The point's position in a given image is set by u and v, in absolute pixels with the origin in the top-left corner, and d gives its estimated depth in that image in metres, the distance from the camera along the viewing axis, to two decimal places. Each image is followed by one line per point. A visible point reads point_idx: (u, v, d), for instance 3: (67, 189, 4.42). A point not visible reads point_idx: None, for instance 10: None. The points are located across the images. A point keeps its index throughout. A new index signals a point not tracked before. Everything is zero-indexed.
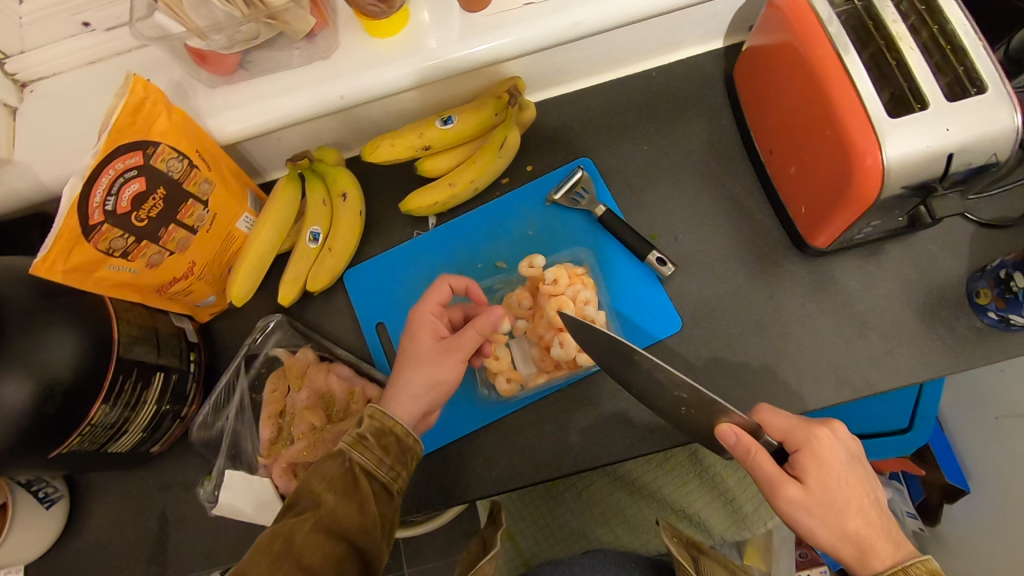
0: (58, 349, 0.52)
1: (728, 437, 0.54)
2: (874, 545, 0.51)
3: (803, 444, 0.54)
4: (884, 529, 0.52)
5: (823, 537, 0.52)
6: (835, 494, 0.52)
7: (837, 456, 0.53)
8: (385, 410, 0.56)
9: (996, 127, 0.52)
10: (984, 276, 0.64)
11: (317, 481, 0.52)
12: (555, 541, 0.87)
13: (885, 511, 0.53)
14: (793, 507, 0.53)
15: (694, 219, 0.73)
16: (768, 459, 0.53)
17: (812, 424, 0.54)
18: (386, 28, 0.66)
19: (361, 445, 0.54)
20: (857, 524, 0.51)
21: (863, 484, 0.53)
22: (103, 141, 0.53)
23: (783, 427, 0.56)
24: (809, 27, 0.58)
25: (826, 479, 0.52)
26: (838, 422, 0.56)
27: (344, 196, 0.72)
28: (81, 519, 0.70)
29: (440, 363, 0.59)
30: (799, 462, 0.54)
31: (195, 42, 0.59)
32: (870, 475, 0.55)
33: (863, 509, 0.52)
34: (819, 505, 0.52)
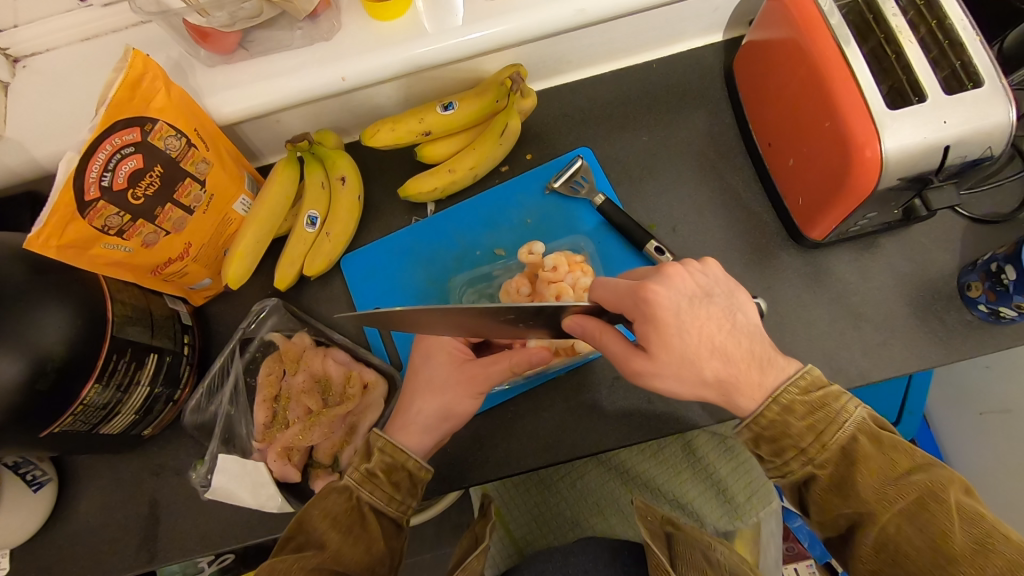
0: (51, 326, 0.51)
1: (575, 329, 0.56)
2: (737, 383, 0.50)
3: (634, 310, 0.50)
4: (744, 362, 0.50)
5: (687, 390, 0.52)
6: (680, 352, 0.49)
7: (669, 310, 0.49)
8: (398, 445, 0.56)
9: (991, 121, 0.53)
10: (976, 270, 0.65)
11: (320, 517, 0.52)
12: (549, 530, 0.87)
13: (743, 337, 0.51)
14: (648, 373, 0.52)
15: (692, 210, 0.74)
16: (613, 339, 0.53)
17: (639, 287, 0.49)
18: (393, 8, 0.65)
19: (370, 482, 0.55)
20: (713, 369, 0.50)
21: (706, 325, 0.49)
22: (101, 116, 0.52)
23: (613, 298, 0.52)
24: (810, 18, 0.59)
25: (666, 337, 0.49)
26: (667, 270, 0.50)
27: (343, 178, 0.72)
28: (69, 503, 0.69)
29: (456, 394, 0.61)
30: (638, 329, 0.51)
31: (195, 18, 0.58)
32: (724, 306, 0.51)
33: (714, 351, 0.49)
34: (671, 367, 0.51)
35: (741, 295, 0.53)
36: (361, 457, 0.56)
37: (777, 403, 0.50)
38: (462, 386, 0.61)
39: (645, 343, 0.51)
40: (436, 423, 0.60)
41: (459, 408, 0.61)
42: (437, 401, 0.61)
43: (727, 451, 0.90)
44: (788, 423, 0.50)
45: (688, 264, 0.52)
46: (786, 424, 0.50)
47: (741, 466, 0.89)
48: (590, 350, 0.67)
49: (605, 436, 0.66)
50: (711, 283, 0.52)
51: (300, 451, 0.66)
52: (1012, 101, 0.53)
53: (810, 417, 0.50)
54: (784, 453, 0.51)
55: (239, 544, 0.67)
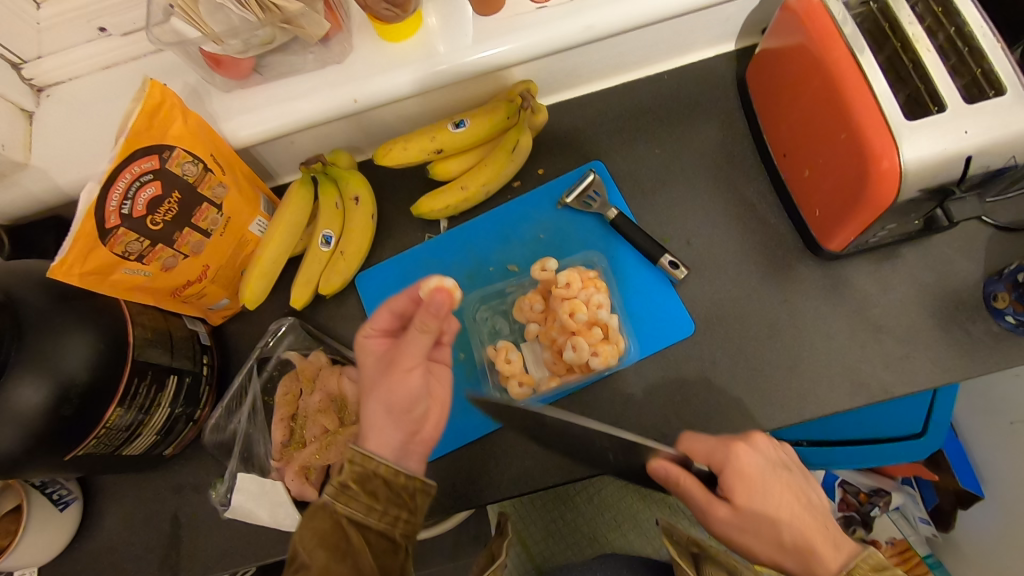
0: (75, 351, 0.52)
1: (659, 470, 0.54)
2: (816, 551, 0.52)
3: (724, 463, 0.55)
4: (820, 530, 0.53)
5: (760, 551, 0.54)
6: (765, 508, 0.53)
7: (758, 469, 0.54)
8: (368, 453, 0.53)
9: (1015, 129, 0.52)
10: (1002, 280, 0.63)
11: (305, 538, 0.50)
12: (566, 546, 0.87)
13: (819, 513, 0.55)
14: (726, 527, 0.54)
15: (706, 223, 0.73)
16: (694, 486, 0.55)
17: (728, 443, 0.56)
18: (402, 29, 0.65)
19: (346, 495, 0.53)
20: (795, 530, 0.53)
21: (787, 488, 0.55)
22: (120, 146, 0.53)
23: (703, 449, 0.57)
24: (824, 29, 0.58)
25: (751, 492, 0.54)
26: (755, 435, 0.57)
27: (355, 199, 0.72)
28: (94, 521, 0.70)
29: (388, 387, 0.56)
30: (724, 482, 0.54)
31: (211, 47, 0.59)
32: (796, 479, 0.57)
33: (795, 514, 0.54)
34: (751, 520, 0.54)
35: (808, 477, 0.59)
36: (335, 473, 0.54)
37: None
38: (392, 376, 0.57)
39: (730, 494, 0.54)
40: (389, 423, 0.56)
41: (400, 394, 0.56)
42: (376, 403, 0.56)
43: None
44: None
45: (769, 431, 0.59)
46: None
47: None
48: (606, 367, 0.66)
49: None
50: (787, 457, 0.58)
51: (318, 470, 0.66)
52: None
53: None
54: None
55: (259, 562, 0.68)
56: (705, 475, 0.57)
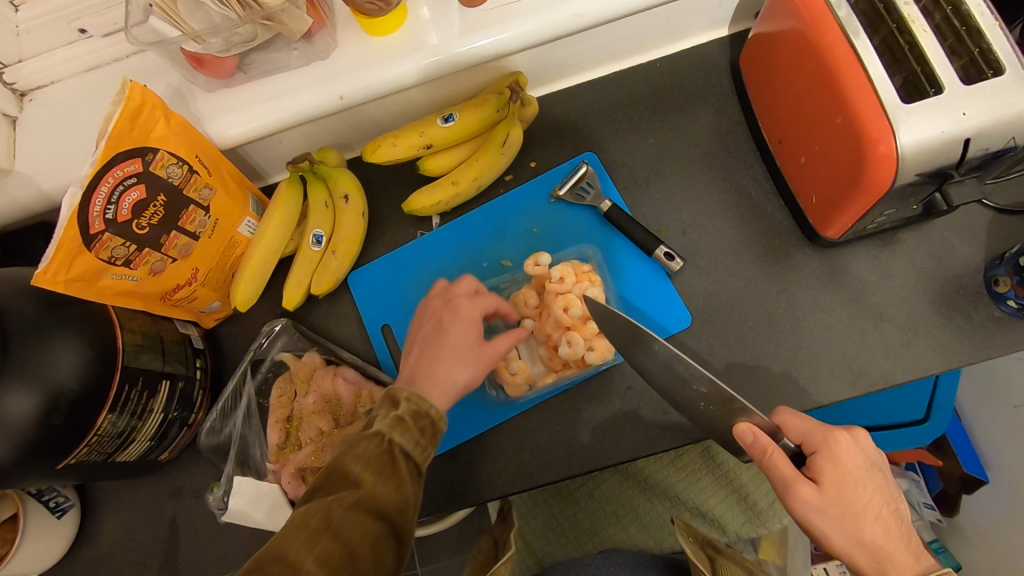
0: (63, 360, 0.52)
1: (745, 436, 0.54)
2: (893, 555, 0.49)
3: (820, 446, 0.53)
4: (901, 538, 0.50)
5: (836, 543, 0.51)
6: (852, 500, 0.51)
7: (855, 461, 0.52)
8: (422, 395, 0.54)
9: (1014, 110, 0.50)
10: (1004, 263, 0.62)
11: (353, 460, 0.49)
12: (567, 541, 0.87)
13: (905, 524, 0.52)
14: (807, 510, 0.51)
15: (702, 212, 0.72)
16: (784, 460, 0.52)
17: (832, 428, 0.53)
18: (388, 23, 0.64)
19: (400, 426, 0.52)
20: (874, 532, 0.50)
21: (880, 490, 0.52)
22: (102, 150, 0.52)
23: (801, 429, 0.55)
24: (818, 12, 0.56)
25: (842, 482, 0.51)
26: (857, 429, 0.55)
27: (346, 197, 0.71)
28: (92, 527, 0.70)
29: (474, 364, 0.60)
30: (815, 465, 0.53)
31: (192, 46, 0.58)
32: (890, 486, 0.53)
33: (881, 516, 0.51)
34: (834, 508, 0.51)
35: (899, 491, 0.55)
36: (388, 405, 0.53)
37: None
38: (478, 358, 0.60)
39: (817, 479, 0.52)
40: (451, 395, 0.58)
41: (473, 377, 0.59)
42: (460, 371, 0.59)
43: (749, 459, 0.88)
44: None
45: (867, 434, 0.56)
46: None
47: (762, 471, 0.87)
48: (600, 361, 0.65)
49: (620, 447, 0.65)
50: (884, 462, 0.55)
51: (314, 472, 0.66)
52: None
53: None
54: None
55: None
56: (791, 456, 0.56)
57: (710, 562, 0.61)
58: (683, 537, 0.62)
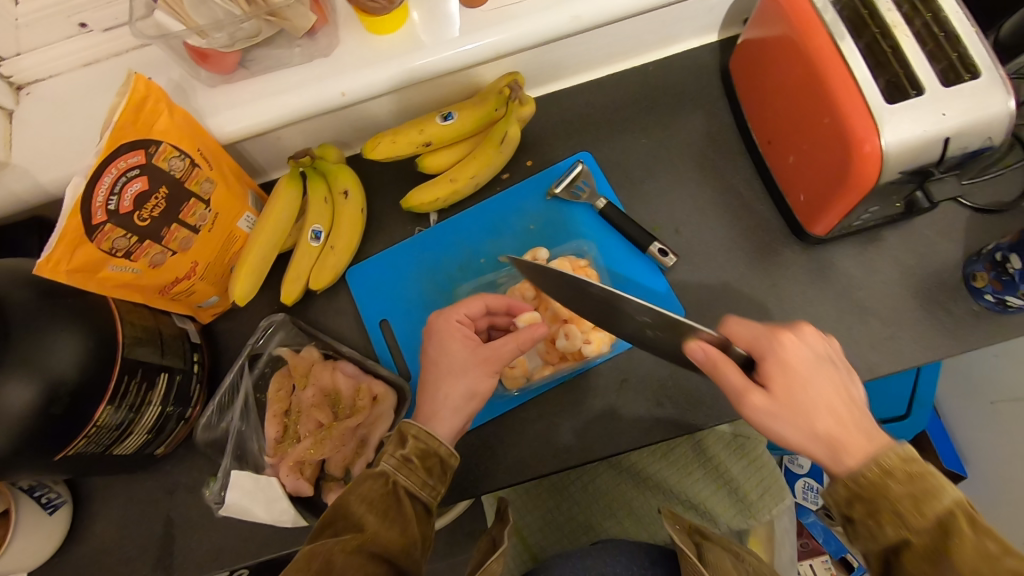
0: (63, 350, 0.52)
1: (695, 353, 0.51)
2: (849, 441, 0.47)
3: (767, 351, 0.51)
4: (859, 426, 0.48)
5: (793, 441, 0.49)
6: (803, 397, 0.48)
7: (803, 358, 0.50)
8: (431, 432, 0.56)
9: (990, 112, 0.53)
10: (981, 259, 0.65)
11: (358, 501, 0.51)
12: (562, 534, 0.88)
13: (863, 410, 0.49)
14: (761, 415, 0.50)
15: (694, 211, 0.74)
16: (733, 370, 0.50)
17: (776, 331, 0.51)
18: (389, 22, 0.65)
19: (406, 468, 0.54)
20: (827, 423, 0.48)
21: (833, 383, 0.49)
22: (106, 141, 0.53)
23: (747, 336, 0.53)
24: (807, 18, 0.59)
25: (792, 383, 0.49)
26: (805, 325, 0.52)
27: (345, 193, 0.72)
28: (85, 524, 0.69)
29: (476, 373, 0.60)
30: (764, 370, 0.50)
31: (195, 41, 0.59)
32: (845, 375, 0.50)
33: (834, 407, 0.48)
34: (787, 410, 0.49)
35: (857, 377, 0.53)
36: (396, 443, 0.55)
37: (878, 464, 0.45)
38: (482, 366, 0.60)
39: (767, 385, 0.50)
40: (462, 409, 0.59)
41: (482, 389, 0.60)
42: (462, 385, 0.59)
43: (738, 449, 0.89)
44: (886, 488, 0.45)
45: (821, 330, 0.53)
46: (884, 488, 0.45)
47: (753, 464, 0.88)
48: (596, 354, 0.67)
49: (615, 439, 0.66)
50: (836, 351, 0.52)
51: (312, 465, 0.66)
52: (1010, 92, 0.53)
53: (910, 484, 0.44)
54: (875, 517, 0.45)
55: (255, 559, 0.67)
56: (743, 365, 0.53)
57: (696, 548, 0.62)
58: (669, 522, 0.63)
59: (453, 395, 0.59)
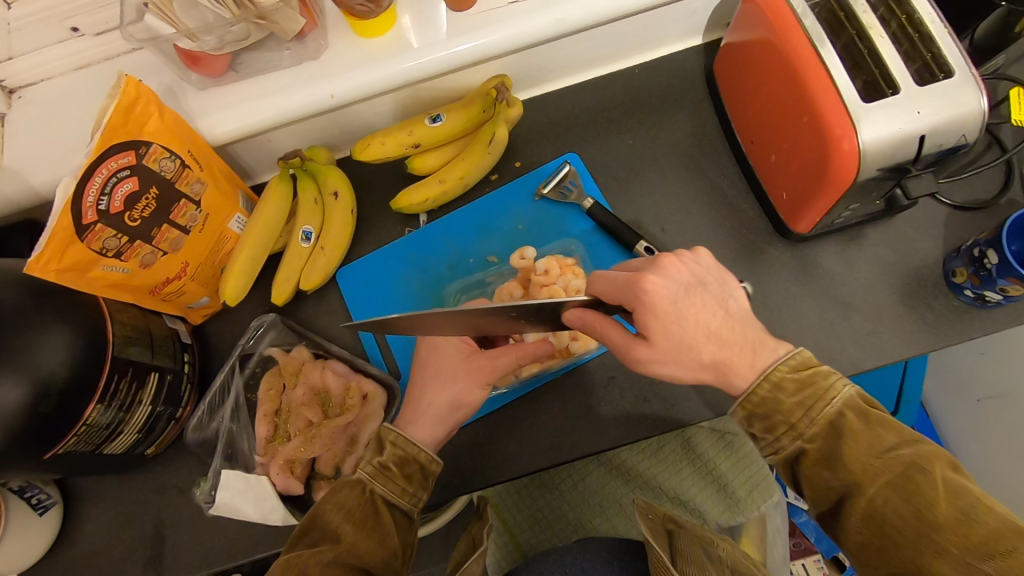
0: (53, 348, 0.52)
1: (575, 321, 0.54)
2: (733, 364, 0.51)
3: (634, 303, 0.50)
4: (738, 344, 0.52)
5: (685, 375, 0.52)
6: (680, 336, 0.50)
7: (667, 299, 0.49)
8: (408, 438, 0.57)
9: (963, 109, 0.55)
10: (960, 256, 0.66)
11: (335, 511, 0.53)
12: (551, 532, 0.89)
13: (737, 322, 0.52)
14: (648, 362, 0.52)
15: (679, 210, 0.75)
16: (614, 328, 0.52)
17: (636, 279, 0.50)
18: (378, 25, 0.66)
19: (383, 475, 0.55)
20: (711, 352, 0.51)
21: (703, 309, 0.51)
22: (96, 142, 0.53)
23: (612, 289, 0.52)
24: (785, 20, 0.60)
25: (666, 326, 0.50)
26: (664, 260, 0.52)
27: (335, 194, 0.73)
28: (74, 526, 0.69)
29: (464, 383, 0.62)
30: (637, 321, 0.51)
31: (185, 44, 0.60)
32: (716, 293, 0.52)
33: (710, 334, 0.51)
34: (671, 353, 0.51)
35: (731, 283, 0.54)
36: (373, 450, 0.57)
37: (769, 380, 0.51)
38: (472, 377, 0.62)
39: (645, 333, 0.51)
40: (446, 416, 0.61)
41: (469, 399, 0.62)
42: (448, 394, 0.61)
43: (727, 446, 0.90)
44: (779, 401, 0.50)
45: (680, 254, 0.53)
46: (776, 402, 0.50)
47: (741, 461, 0.90)
48: (584, 351, 0.69)
49: (603, 435, 0.66)
50: (704, 271, 0.53)
51: (302, 464, 0.67)
52: (982, 91, 0.55)
53: (799, 394, 0.50)
54: (774, 430, 0.51)
55: (245, 559, 0.68)
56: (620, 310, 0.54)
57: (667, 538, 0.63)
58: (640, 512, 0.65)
59: (437, 402, 0.61)
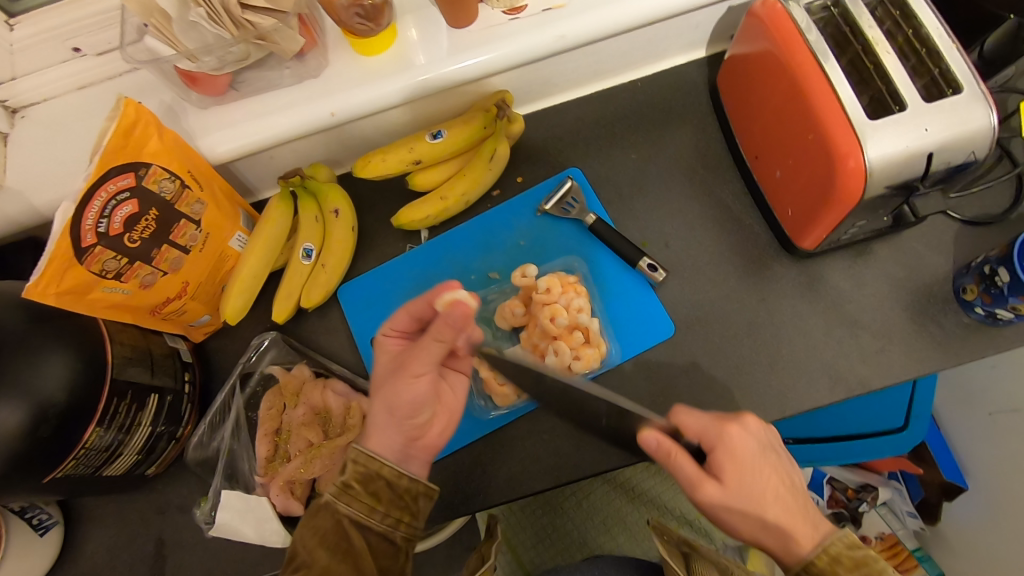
0: (52, 372, 0.52)
1: (649, 443, 0.54)
2: (795, 532, 0.52)
3: (716, 443, 0.54)
4: (801, 513, 0.53)
5: (745, 529, 0.53)
6: (752, 487, 0.52)
7: (748, 449, 0.53)
8: (370, 454, 0.55)
9: (972, 126, 0.54)
10: (970, 272, 0.64)
11: (307, 537, 0.53)
12: (557, 551, 0.93)
13: (801, 496, 0.54)
14: (714, 504, 0.53)
15: (683, 225, 0.74)
16: (687, 461, 0.53)
17: (721, 423, 0.54)
18: (378, 43, 0.66)
19: (347, 495, 0.54)
20: (776, 512, 0.52)
21: (774, 472, 0.54)
22: (95, 164, 0.53)
23: (696, 428, 0.55)
24: (789, 35, 0.59)
25: (741, 473, 0.53)
26: (748, 415, 0.56)
27: (335, 211, 0.73)
28: (76, 546, 0.69)
29: (394, 385, 0.57)
30: (715, 461, 0.54)
31: (185, 65, 0.60)
32: (786, 463, 0.56)
33: (779, 497, 0.53)
34: (738, 501, 0.53)
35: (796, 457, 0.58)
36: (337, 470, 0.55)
37: (825, 551, 0.51)
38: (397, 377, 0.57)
39: (719, 474, 0.53)
40: (388, 424, 0.57)
41: (405, 401, 0.56)
42: (381, 401, 0.57)
43: None
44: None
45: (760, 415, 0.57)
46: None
47: None
48: (586, 369, 0.66)
49: (607, 456, 0.65)
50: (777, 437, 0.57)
51: (303, 484, 0.66)
52: (991, 106, 0.54)
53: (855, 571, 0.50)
54: None
55: None
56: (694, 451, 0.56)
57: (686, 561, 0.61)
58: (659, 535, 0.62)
59: (375, 411, 0.57)
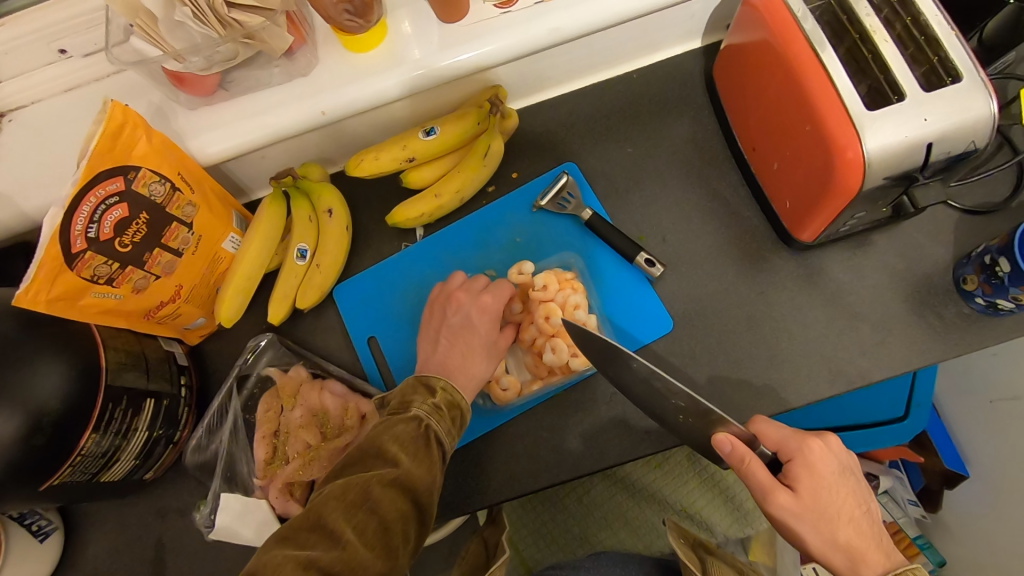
0: (43, 380, 0.51)
1: (723, 446, 0.55)
2: (865, 554, 0.51)
3: (795, 453, 0.55)
4: (871, 539, 0.52)
5: (815, 546, 0.52)
6: (826, 502, 0.53)
7: (830, 467, 0.54)
8: (457, 388, 0.59)
9: (972, 114, 0.53)
10: (971, 262, 0.64)
11: (391, 440, 0.52)
12: (559, 547, 0.95)
13: (874, 523, 0.54)
14: (784, 515, 0.53)
15: (681, 219, 0.74)
16: (761, 468, 0.54)
17: (803, 435, 0.56)
18: (367, 39, 0.65)
19: (436, 413, 0.56)
20: (848, 534, 0.52)
21: (852, 494, 0.54)
22: (81, 169, 0.52)
23: (776, 437, 0.57)
24: (785, 25, 0.58)
25: (816, 487, 0.53)
26: (829, 435, 0.57)
27: (330, 211, 0.72)
28: (76, 551, 0.69)
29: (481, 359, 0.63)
30: (790, 472, 0.55)
31: (172, 65, 0.59)
32: (861, 488, 0.55)
33: (854, 519, 0.53)
34: (810, 513, 0.53)
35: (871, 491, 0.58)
36: (425, 393, 0.58)
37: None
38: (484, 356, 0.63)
39: (793, 484, 0.54)
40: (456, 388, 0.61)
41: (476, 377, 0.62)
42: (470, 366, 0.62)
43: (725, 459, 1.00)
44: None
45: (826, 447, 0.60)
46: None
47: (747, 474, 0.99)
48: (584, 368, 0.66)
49: (606, 453, 0.65)
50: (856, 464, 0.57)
51: (301, 486, 0.66)
52: (992, 94, 0.53)
53: None
54: None
55: None
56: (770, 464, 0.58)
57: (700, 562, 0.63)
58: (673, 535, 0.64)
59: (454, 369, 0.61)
